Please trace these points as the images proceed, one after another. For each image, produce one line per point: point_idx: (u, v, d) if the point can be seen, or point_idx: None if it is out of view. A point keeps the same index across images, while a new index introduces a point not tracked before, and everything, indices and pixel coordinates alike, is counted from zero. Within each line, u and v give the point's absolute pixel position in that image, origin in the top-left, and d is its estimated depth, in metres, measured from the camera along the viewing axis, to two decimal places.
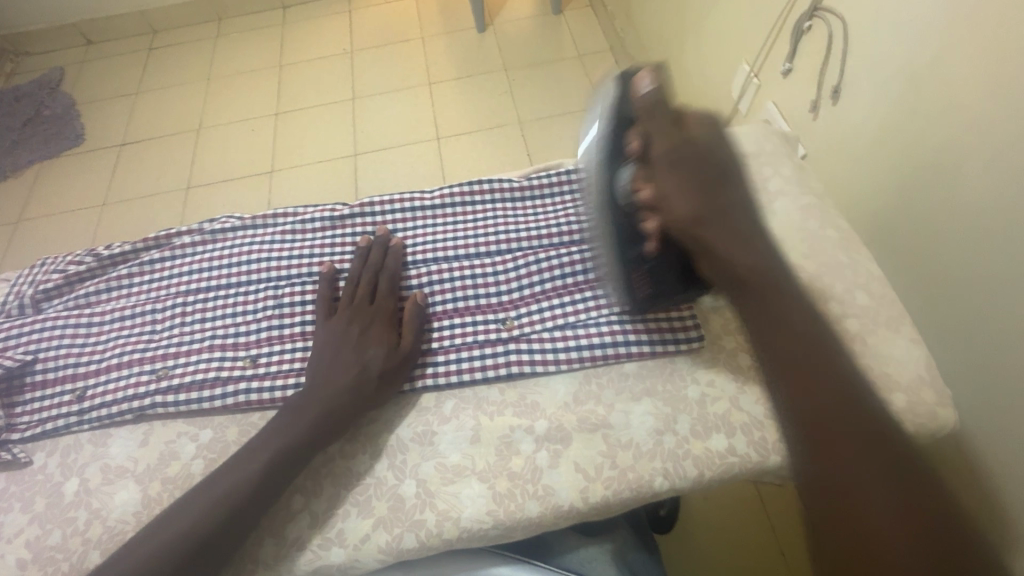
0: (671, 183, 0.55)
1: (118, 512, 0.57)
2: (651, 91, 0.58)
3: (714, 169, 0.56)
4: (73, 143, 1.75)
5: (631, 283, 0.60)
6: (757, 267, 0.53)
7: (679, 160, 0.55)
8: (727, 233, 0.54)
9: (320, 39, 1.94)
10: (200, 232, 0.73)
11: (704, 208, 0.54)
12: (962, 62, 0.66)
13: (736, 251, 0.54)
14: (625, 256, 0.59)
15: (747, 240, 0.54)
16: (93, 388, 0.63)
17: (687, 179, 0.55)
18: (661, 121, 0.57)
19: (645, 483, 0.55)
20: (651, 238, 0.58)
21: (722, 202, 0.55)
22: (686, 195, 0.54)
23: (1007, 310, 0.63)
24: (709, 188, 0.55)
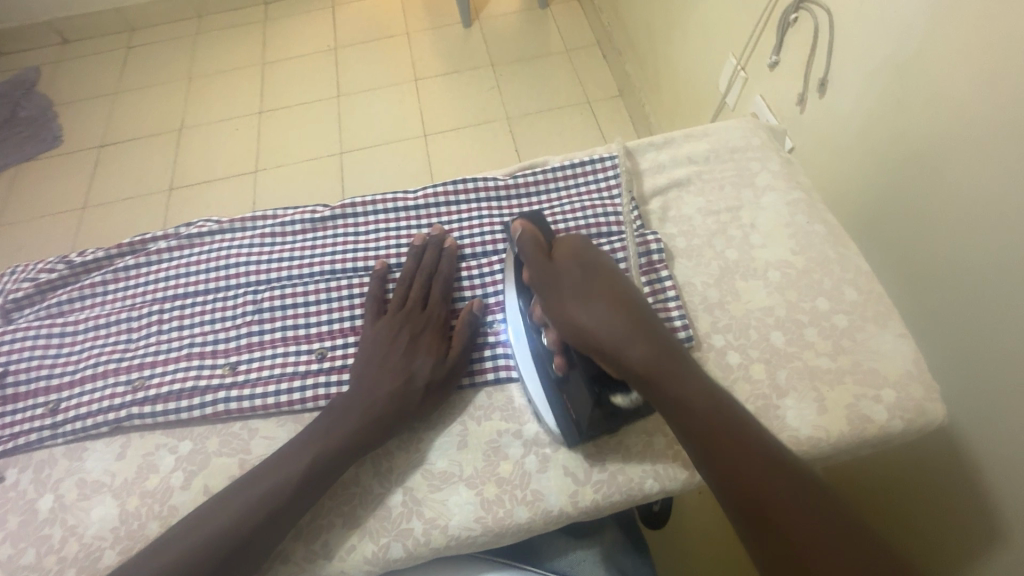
0: (557, 294, 0.54)
1: (94, 529, 0.55)
2: (527, 236, 0.59)
3: (602, 271, 0.54)
4: (50, 145, 1.71)
5: (563, 409, 0.55)
6: (657, 358, 0.49)
7: (562, 273, 0.54)
8: (621, 331, 0.50)
9: (303, 35, 1.90)
10: (176, 237, 0.71)
11: (590, 312, 0.51)
12: (945, 54, 0.66)
13: (631, 348, 0.50)
14: (547, 379, 0.56)
15: (644, 331, 0.51)
16: (67, 401, 0.61)
17: (589, 314, 0.51)
18: (543, 264, 0.56)
19: (635, 485, 0.55)
20: (557, 353, 0.55)
21: (614, 299, 0.52)
22: (570, 304, 0.52)
23: (994, 302, 0.63)
24: (598, 290, 0.53)
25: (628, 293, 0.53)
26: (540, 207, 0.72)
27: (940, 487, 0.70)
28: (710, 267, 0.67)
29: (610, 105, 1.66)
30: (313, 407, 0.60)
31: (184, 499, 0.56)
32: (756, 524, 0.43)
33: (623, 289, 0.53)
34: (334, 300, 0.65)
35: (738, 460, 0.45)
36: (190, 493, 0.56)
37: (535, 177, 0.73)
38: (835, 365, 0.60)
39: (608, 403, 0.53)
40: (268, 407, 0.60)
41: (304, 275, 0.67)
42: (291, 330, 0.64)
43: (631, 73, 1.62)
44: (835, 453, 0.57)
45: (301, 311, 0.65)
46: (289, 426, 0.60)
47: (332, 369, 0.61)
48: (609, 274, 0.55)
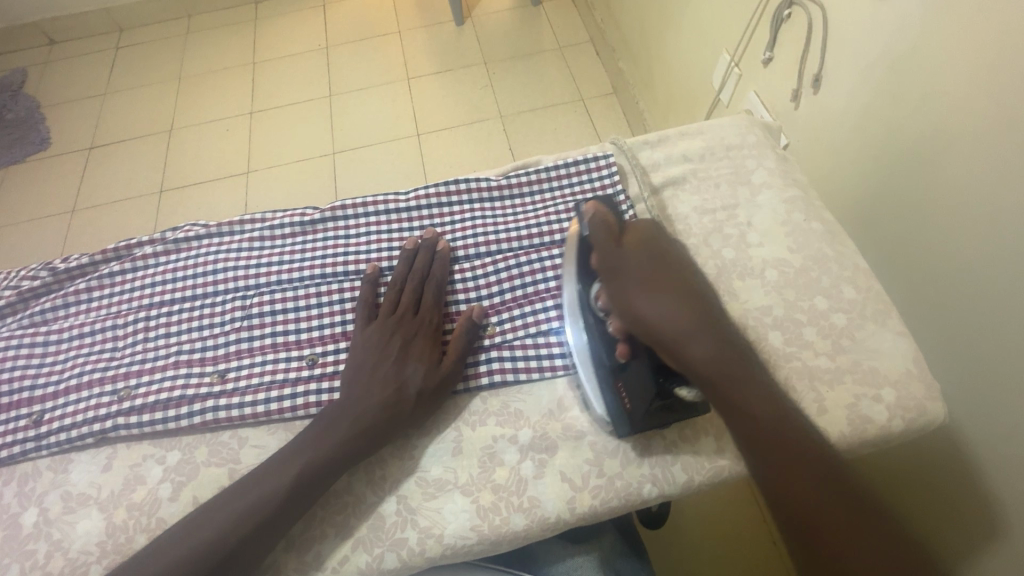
0: (624, 281, 0.53)
1: (80, 543, 0.53)
2: (597, 220, 0.59)
3: (669, 264, 0.54)
4: (37, 148, 1.68)
5: (617, 398, 0.54)
6: (719, 357, 0.49)
7: (631, 261, 0.54)
8: (686, 326, 0.50)
9: (294, 35, 1.88)
10: (162, 242, 0.70)
11: (657, 304, 0.51)
12: (940, 49, 0.65)
13: (695, 344, 0.49)
14: (604, 366, 0.55)
15: (709, 330, 0.50)
16: (51, 412, 0.60)
17: (656, 304, 0.51)
18: (613, 249, 0.56)
19: (633, 491, 0.54)
20: (619, 339, 0.54)
21: (681, 295, 0.52)
22: (636, 293, 0.52)
23: (995, 299, 0.62)
24: (666, 283, 0.52)
25: (694, 287, 0.53)
26: (533, 208, 0.71)
27: (942, 485, 0.71)
28: (707, 266, 0.66)
29: (604, 102, 1.65)
30: (304, 415, 0.59)
31: (172, 511, 0.55)
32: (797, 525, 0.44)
33: (691, 286, 0.53)
34: (325, 304, 0.64)
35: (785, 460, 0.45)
36: (178, 504, 0.55)
37: (528, 177, 0.72)
38: (833, 365, 0.59)
39: (671, 395, 0.52)
40: (257, 416, 0.59)
41: (295, 279, 0.66)
42: (281, 336, 0.63)
43: (624, 71, 1.61)
44: (835, 455, 0.56)
45: (291, 317, 0.63)
46: (280, 435, 0.59)
47: (323, 375, 0.60)
48: (677, 268, 0.54)
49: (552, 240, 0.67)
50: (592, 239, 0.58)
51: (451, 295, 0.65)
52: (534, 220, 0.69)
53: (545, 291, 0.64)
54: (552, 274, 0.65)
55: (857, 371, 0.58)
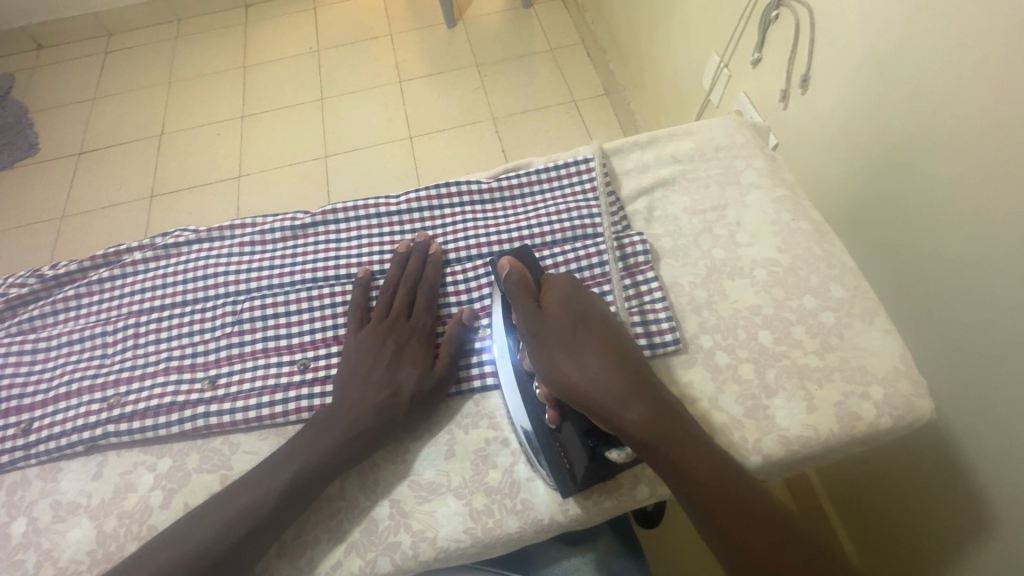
0: (548, 346, 0.51)
1: (71, 552, 0.53)
2: (514, 278, 0.56)
3: (591, 322, 0.51)
4: (26, 153, 1.67)
5: (556, 460, 0.53)
6: (654, 419, 0.46)
7: (554, 322, 0.52)
8: (615, 391, 0.47)
9: (286, 37, 1.88)
10: (152, 247, 0.69)
11: (581, 369, 0.49)
12: (924, 50, 0.66)
13: (628, 409, 0.47)
14: (539, 429, 0.53)
15: (640, 390, 0.48)
16: (40, 420, 0.59)
17: (581, 368, 0.49)
18: (532, 310, 0.53)
19: (625, 490, 0.54)
20: (548, 406, 0.52)
21: (607, 356, 0.49)
22: (561, 359, 0.49)
23: (981, 297, 0.63)
24: (592, 344, 0.50)
25: (621, 343, 0.51)
26: (525, 209, 0.71)
27: (921, 474, 0.72)
28: (697, 266, 0.67)
29: (596, 103, 1.65)
30: (296, 420, 0.59)
31: (163, 518, 0.55)
32: (738, 559, 0.43)
33: (617, 341, 0.51)
34: (316, 309, 0.64)
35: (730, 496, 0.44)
36: (169, 512, 0.55)
37: (519, 179, 0.73)
38: (823, 363, 0.59)
39: (604, 459, 0.51)
40: (249, 422, 0.58)
41: (285, 284, 0.65)
42: (273, 341, 0.63)
43: (616, 72, 1.61)
44: (826, 452, 0.57)
45: (282, 321, 0.63)
46: (272, 440, 0.58)
47: (315, 380, 0.60)
48: (601, 324, 0.52)
49: (543, 242, 0.68)
50: (511, 298, 0.55)
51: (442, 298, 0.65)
52: (525, 222, 0.69)
53: None
54: None
55: (846, 369, 0.59)
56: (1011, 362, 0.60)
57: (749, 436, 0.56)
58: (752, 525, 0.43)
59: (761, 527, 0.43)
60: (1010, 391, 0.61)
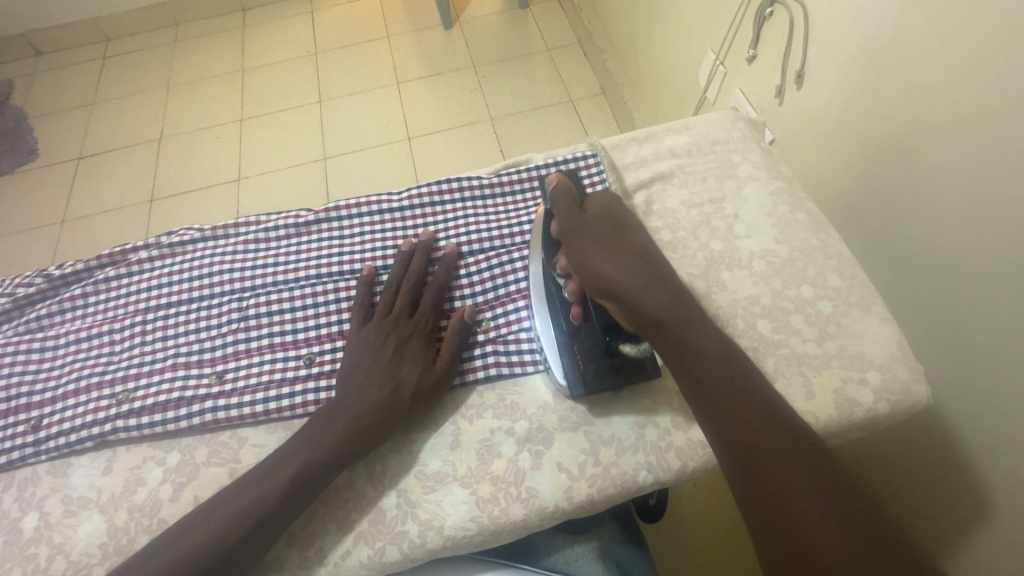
0: (582, 242, 0.58)
1: (82, 545, 0.54)
2: (560, 190, 0.64)
3: (621, 230, 0.59)
4: (26, 158, 1.67)
5: (572, 360, 0.58)
6: (670, 307, 0.53)
7: (591, 224, 0.60)
8: (637, 280, 0.54)
9: (284, 41, 1.89)
10: (157, 246, 0.70)
11: (609, 260, 0.56)
12: (917, 44, 0.67)
13: (647, 295, 0.53)
14: (561, 331, 0.59)
15: (660, 284, 0.55)
16: (49, 417, 0.60)
17: (611, 260, 0.56)
18: (573, 215, 0.61)
19: (628, 478, 0.55)
20: (574, 303, 0.58)
21: (634, 254, 0.57)
22: (593, 253, 0.57)
23: (976, 284, 0.64)
24: (621, 244, 0.58)
25: (647, 250, 0.58)
26: (525, 205, 0.72)
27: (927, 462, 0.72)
28: (696, 258, 0.68)
29: (593, 103, 1.67)
30: (303, 413, 0.60)
31: (173, 511, 0.55)
32: (756, 492, 0.44)
33: (643, 248, 0.58)
34: (321, 304, 0.65)
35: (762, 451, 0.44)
36: (179, 505, 0.56)
37: (519, 175, 0.73)
38: (820, 351, 0.60)
39: (619, 355, 0.57)
40: (256, 415, 0.59)
41: (290, 280, 0.66)
42: (279, 336, 0.63)
43: (613, 72, 1.63)
44: (825, 438, 0.58)
45: (288, 317, 0.64)
46: (279, 434, 0.59)
47: (320, 374, 0.61)
48: (632, 234, 0.59)
49: None
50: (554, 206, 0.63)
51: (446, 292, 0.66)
52: (526, 217, 0.70)
53: None
54: None
55: (844, 357, 0.60)
56: (1007, 349, 0.61)
57: None
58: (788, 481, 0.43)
59: (798, 482, 0.43)
60: (1005, 377, 0.62)
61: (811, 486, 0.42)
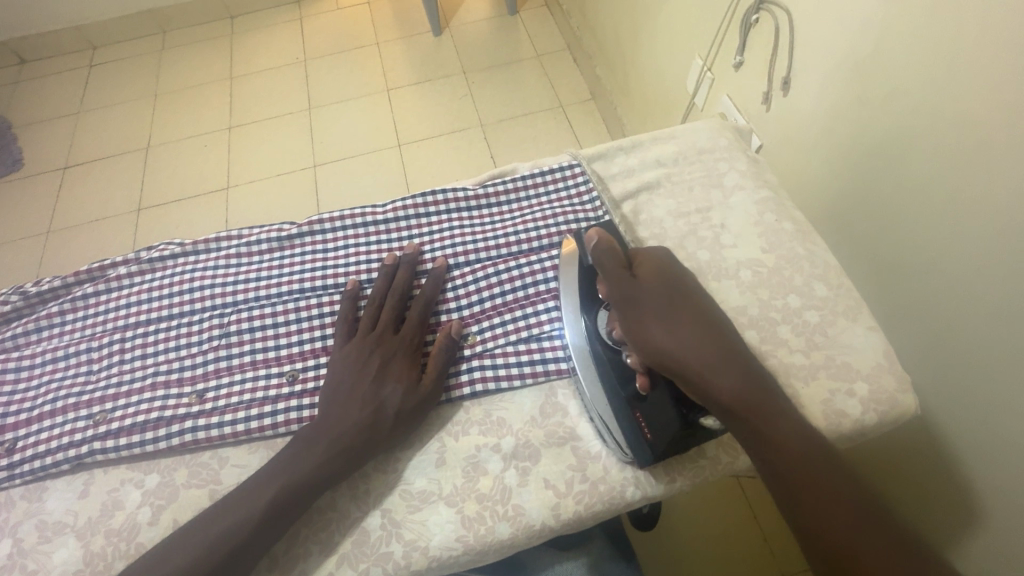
0: (644, 310, 0.52)
1: (57, 572, 0.52)
2: (607, 251, 0.57)
3: (682, 299, 0.53)
4: (9, 169, 1.65)
5: (636, 429, 0.53)
6: (745, 390, 0.48)
7: (650, 290, 0.54)
8: (708, 361, 0.49)
9: (272, 48, 1.88)
10: (137, 261, 0.69)
11: (673, 339, 0.50)
12: (900, 51, 0.68)
13: (721, 378, 0.48)
14: (621, 397, 0.54)
15: (731, 361, 0.49)
16: (24, 439, 0.58)
17: (679, 339, 0.50)
18: (626, 283, 0.55)
19: (616, 494, 0.54)
20: (637, 372, 0.54)
21: (699, 329, 0.51)
22: (654, 328, 0.51)
23: (963, 290, 0.64)
24: (683, 314, 0.52)
25: (710, 321, 0.52)
26: (511, 216, 0.72)
27: (931, 467, 0.72)
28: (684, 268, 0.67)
29: (582, 108, 1.67)
30: (285, 432, 0.58)
31: (152, 535, 0.54)
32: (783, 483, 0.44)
33: (705, 318, 0.52)
34: (304, 320, 0.64)
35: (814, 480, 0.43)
36: (158, 528, 0.54)
37: (504, 186, 0.73)
38: (808, 361, 0.60)
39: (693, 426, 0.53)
40: (237, 435, 0.58)
41: (273, 295, 0.65)
42: (261, 352, 0.62)
43: (602, 77, 1.63)
44: None
45: (270, 333, 0.63)
46: (261, 453, 0.58)
47: (303, 392, 0.60)
48: (693, 300, 0.54)
49: (530, 248, 0.68)
50: (603, 269, 0.56)
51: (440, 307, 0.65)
52: (512, 228, 0.69)
53: (529, 298, 0.65)
54: (531, 280, 0.65)
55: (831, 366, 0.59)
56: (993, 354, 0.61)
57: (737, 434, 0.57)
58: (839, 508, 0.42)
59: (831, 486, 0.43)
60: (993, 383, 0.62)
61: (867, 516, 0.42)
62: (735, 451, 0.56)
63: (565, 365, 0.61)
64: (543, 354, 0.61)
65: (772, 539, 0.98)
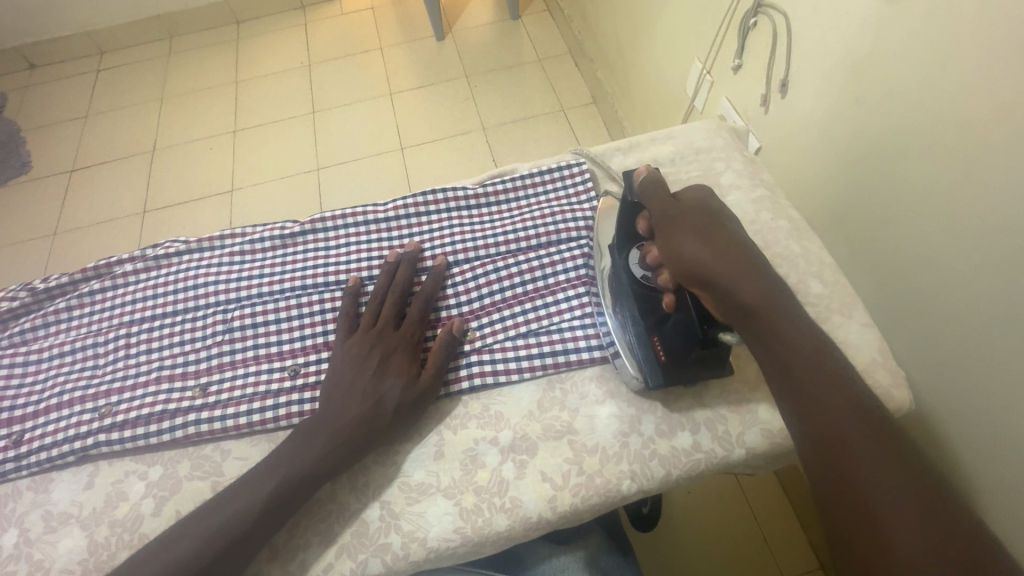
0: (679, 223, 0.53)
1: (62, 562, 0.53)
2: (651, 181, 0.59)
3: (720, 219, 0.53)
4: (18, 172, 1.67)
5: (651, 351, 0.56)
6: (770, 298, 0.47)
7: (688, 209, 0.54)
8: (739, 269, 0.48)
9: (277, 53, 1.90)
10: (143, 259, 0.70)
11: (706, 246, 0.50)
12: (895, 52, 0.69)
13: (748, 285, 0.47)
14: (642, 322, 0.57)
15: (762, 276, 0.48)
16: (31, 432, 0.60)
17: (712, 247, 0.50)
18: (664, 207, 0.56)
19: (612, 487, 0.55)
20: (665, 291, 0.54)
21: (733, 243, 0.51)
22: (687, 238, 0.51)
23: (961, 287, 0.64)
24: (717, 230, 0.52)
25: (744, 242, 0.51)
26: (510, 214, 0.73)
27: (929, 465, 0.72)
28: None
29: (584, 112, 1.69)
30: (287, 425, 0.59)
31: (155, 526, 0.55)
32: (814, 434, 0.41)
33: (739, 238, 0.51)
34: (306, 315, 0.65)
35: (836, 430, 0.41)
36: (161, 519, 0.55)
37: (504, 185, 0.74)
38: None
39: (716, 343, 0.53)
40: (240, 428, 0.59)
41: (276, 291, 0.66)
42: (263, 347, 0.63)
43: (603, 80, 1.65)
44: None
45: (273, 329, 0.64)
46: (263, 446, 0.59)
47: (305, 386, 0.60)
48: (729, 224, 0.53)
49: (529, 246, 0.69)
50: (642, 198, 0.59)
51: (450, 294, 0.66)
52: (511, 226, 0.70)
53: (529, 294, 0.66)
54: (530, 277, 0.66)
55: None
56: (988, 350, 0.62)
57: (733, 428, 0.57)
58: (870, 466, 0.39)
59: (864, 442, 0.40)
60: (989, 378, 0.62)
61: (899, 478, 0.38)
62: (731, 445, 0.56)
63: (562, 359, 0.62)
64: (541, 348, 0.62)
65: (771, 540, 0.98)
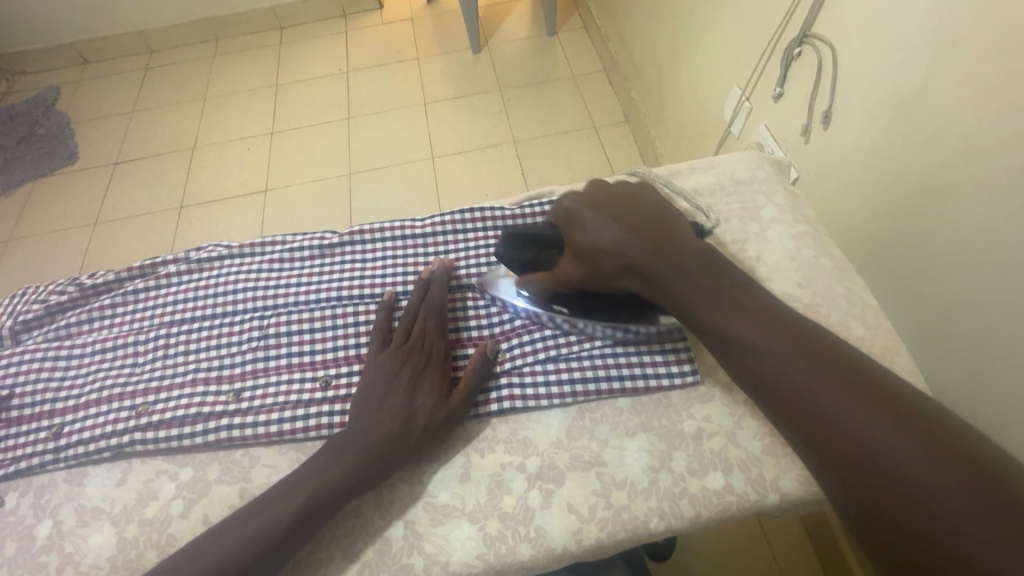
0: (574, 238, 0.59)
1: (92, 557, 0.54)
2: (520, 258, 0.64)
3: (594, 217, 0.58)
4: (66, 162, 1.75)
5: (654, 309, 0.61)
6: (687, 284, 0.52)
7: (572, 217, 0.60)
8: (641, 266, 0.54)
9: (317, 58, 1.95)
10: (187, 261, 0.72)
11: (604, 264, 0.56)
12: (947, 91, 0.67)
13: (664, 281, 0.53)
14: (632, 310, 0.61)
15: (661, 255, 0.54)
16: (71, 425, 0.61)
17: (607, 259, 0.56)
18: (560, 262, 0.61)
19: (640, 524, 0.54)
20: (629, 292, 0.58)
21: (616, 234, 0.56)
22: (587, 266, 0.58)
23: (1013, 335, 0.61)
24: (601, 232, 0.57)
25: (624, 224, 0.56)
26: None
27: None
28: None
29: (616, 130, 1.69)
30: (316, 436, 0.60)
31: (182, 528, 0.55)
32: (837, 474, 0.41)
33: (618, 225, 0.56)
34: (340, 326, 0.66)
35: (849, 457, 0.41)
36: (189, 522, 0.56)
37: (542, 209, 0.74)
38: None
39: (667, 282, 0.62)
40: (270, 436, 0.59)
41: (311, 300, 0.67)
42: (297, 356, 0.64)
43: (636, 100, 1.64)
44: None
45: (307, 338, 0.65)
46: (291, 456, 0.59)
47: (336, 398, 0.61)
48: (606, 212, 0.58)
49: None
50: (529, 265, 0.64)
51: (481, 313, 0.67)
52: None
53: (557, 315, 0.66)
54: None
55: None
56: None
57: (768, 472, 0.55)
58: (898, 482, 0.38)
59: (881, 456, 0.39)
60: None
61: (917, 473, 0.38)
62: (765, 489, 0.55)
63: (593, 388, 0.61)
64: (572, 374, 0.62)
65: None
